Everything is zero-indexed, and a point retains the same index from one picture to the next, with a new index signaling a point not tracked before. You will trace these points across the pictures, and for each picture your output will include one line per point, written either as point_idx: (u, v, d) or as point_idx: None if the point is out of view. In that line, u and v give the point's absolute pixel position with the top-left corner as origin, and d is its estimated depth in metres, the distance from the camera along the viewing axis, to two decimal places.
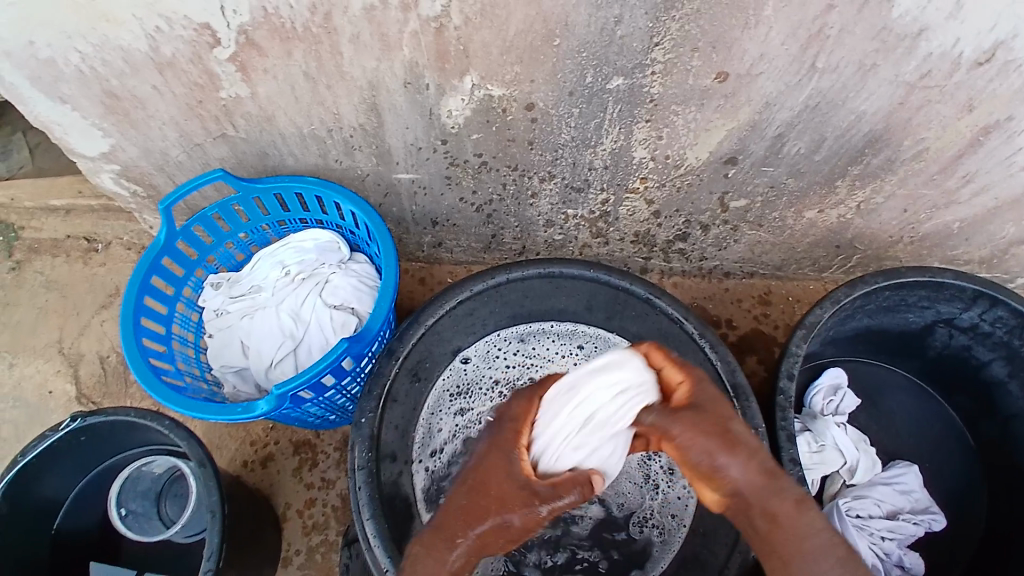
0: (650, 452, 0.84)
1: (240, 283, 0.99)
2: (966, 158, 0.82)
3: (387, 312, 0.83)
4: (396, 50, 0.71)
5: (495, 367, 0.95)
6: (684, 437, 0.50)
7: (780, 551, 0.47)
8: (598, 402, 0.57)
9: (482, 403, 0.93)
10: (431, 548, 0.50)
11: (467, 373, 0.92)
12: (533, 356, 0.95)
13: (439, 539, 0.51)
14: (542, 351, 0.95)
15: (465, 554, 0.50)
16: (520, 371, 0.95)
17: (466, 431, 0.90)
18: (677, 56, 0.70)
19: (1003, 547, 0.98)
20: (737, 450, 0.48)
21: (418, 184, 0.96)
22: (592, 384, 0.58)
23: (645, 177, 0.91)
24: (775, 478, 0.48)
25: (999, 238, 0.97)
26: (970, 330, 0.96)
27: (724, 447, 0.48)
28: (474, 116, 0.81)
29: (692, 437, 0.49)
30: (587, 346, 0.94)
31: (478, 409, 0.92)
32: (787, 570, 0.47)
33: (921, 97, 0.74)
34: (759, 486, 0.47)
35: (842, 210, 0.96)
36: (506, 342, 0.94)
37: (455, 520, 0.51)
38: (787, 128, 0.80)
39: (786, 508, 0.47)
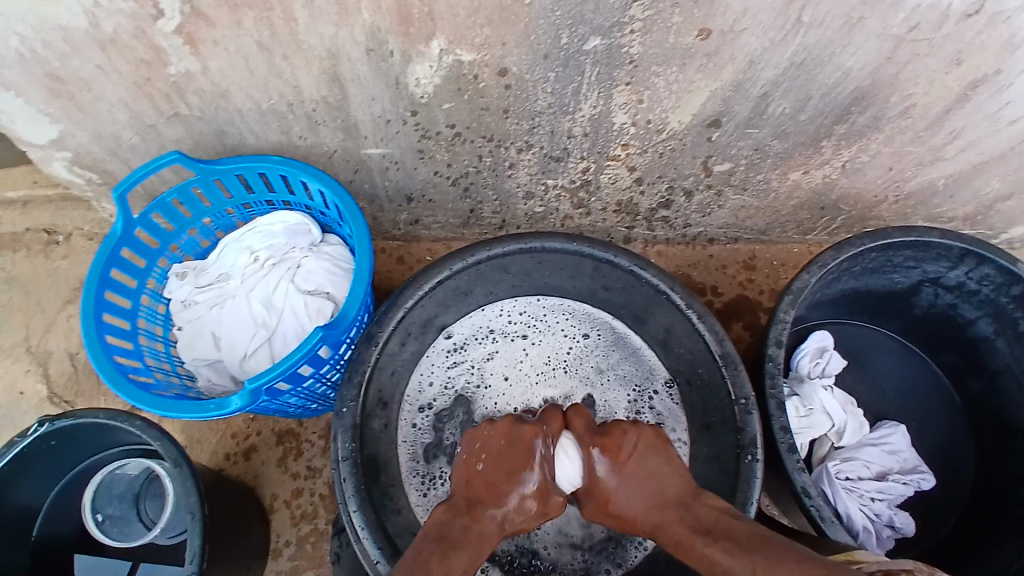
0: (636, 412, 0.87)
1: (207, 272, 0.94)
2: (953, 113, 0.80)
3: (363, 296, 0.78)
4: (355, 14, 0.66)
5: (498, 320, 0.92)
6: (615, 500, 0.60)
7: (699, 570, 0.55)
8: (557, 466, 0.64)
9: (481, 355, 0.91)
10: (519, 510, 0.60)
11: (461, 335, 0.91)
12: (540, 321, 0.92)
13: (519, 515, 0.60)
14: (551, 321, 0.93)
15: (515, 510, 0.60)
16: (523, 330, 0.92)
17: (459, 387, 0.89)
18: (656, 13, 0.65)
19: (991, 512, 0.98)
20: (631, 504, 0.60)
21: (389, 159, 0.91)
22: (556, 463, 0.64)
23: (626, 143, 0.86)
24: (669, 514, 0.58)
25: (985, 194, 0.96)
26: (956, 288, 0.96)
27: (637, 503, 0.60)
28: (444, 84, 0.76)
29: (623, 498, 0.60)
30: (594, 335, 0.91)
31: (475, 363, 0.90)
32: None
33: (909, 51, 0.71)
34: (657, 523, 0.58)
35: (827, 170, 0.93)
36: (513, 303, 0.92)
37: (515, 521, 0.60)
38: (772, 87, 0.76)
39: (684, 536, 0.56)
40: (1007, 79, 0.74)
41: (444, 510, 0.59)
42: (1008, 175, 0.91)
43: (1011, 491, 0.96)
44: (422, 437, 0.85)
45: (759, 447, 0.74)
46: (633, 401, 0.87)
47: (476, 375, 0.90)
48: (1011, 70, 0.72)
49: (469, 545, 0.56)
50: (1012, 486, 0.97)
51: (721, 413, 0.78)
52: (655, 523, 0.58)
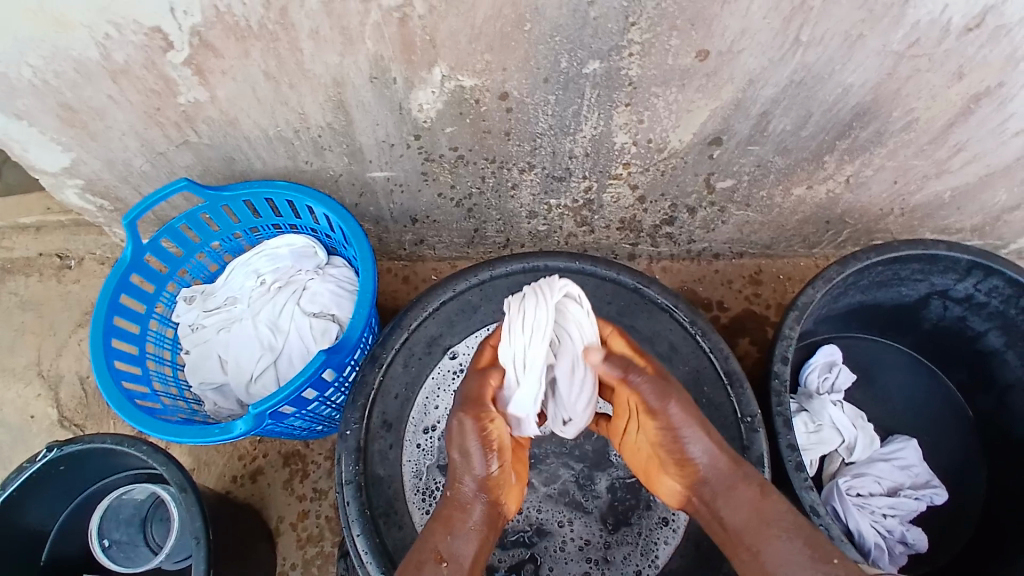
0: None
1: (214, 296, 0.95)
2: (957, 126, 0.80)
3: (366, 318, 0.78)
4: (358, 43, 0.67)
5: None
6: (678, 423, 0.59)
7: (746, 542, 0.57)
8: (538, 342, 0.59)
9: None
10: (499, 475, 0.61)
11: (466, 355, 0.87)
12: None
13: (500, 476, 0.61)
14: None
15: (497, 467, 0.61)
16: None
17: None
18: (655, 36, 0.65)
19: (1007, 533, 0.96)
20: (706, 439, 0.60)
21: (394, 181, 0.92)
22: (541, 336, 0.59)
23: (628, 162, 0.87)
24: (736, 466, 0.60)
25: (992, 206, 0.97)
26: (965, 301, 0.95)
27: (700, 438, 0.60)
28: (446, 109, 0.77)
29: (686, 421, 0.59)
30: None
31: None
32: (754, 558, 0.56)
33: (910, 67, 0.71)
34: (726, 471, 0.59)
35: (831, 185, 0.93)
36: None
37: (498, 482, 0.61)
38: (772, 105, 0.76)
39: (748, 490, 0.58)
40: (1010, 92, 0.74)
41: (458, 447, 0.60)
42: (1014, 187, 0.91)
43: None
44: (426, 459, 0.83)
45: (765, 468, 0.74)
46: None
47: None
48: (1013, 83, 0.73)
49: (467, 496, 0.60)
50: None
51: (728, 433, 0.77)
52: (719, 467, 0.59)
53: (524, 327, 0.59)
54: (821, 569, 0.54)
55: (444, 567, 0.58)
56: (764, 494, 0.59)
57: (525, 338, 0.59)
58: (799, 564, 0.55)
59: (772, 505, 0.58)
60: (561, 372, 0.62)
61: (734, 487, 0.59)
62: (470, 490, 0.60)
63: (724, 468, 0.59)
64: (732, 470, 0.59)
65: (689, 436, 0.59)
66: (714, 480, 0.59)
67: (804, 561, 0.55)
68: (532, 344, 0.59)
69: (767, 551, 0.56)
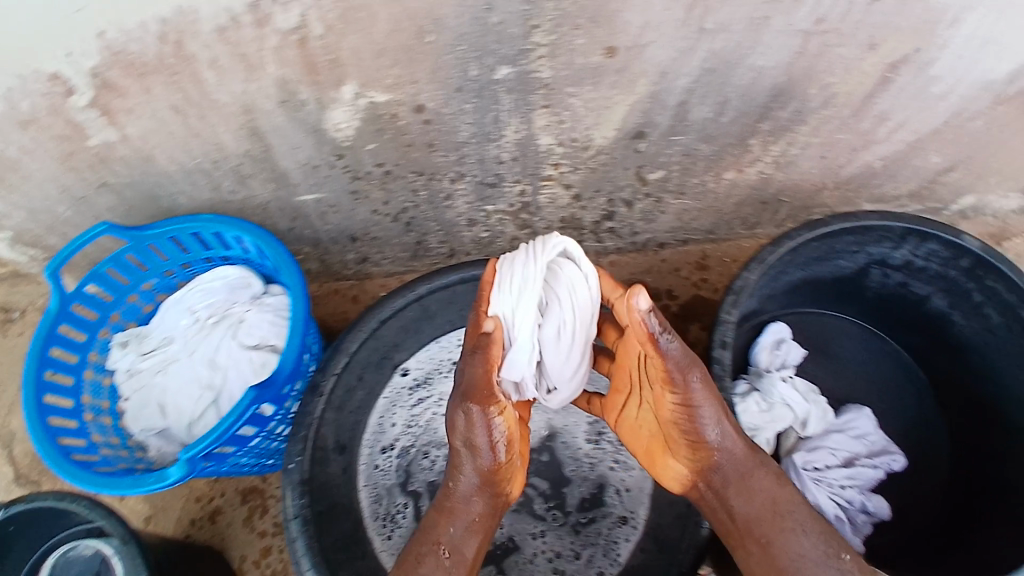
0: (600, 432, 0.89)
1: (150, 338, 0.93)
2: (878, 96, 0.81)
3: (300, 346, 0.76)
4: (261, 69, 0.66)
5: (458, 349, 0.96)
6: (701, 407, 0.62)
7: (755, 532, 0.62)
8: (530, 294, 0.65)
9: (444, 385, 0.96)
10: (508, 465, 0.66)
11: (417, 371, 0.94)
12: None
13: (506, 467, 0.66)
14: None
15: (504, 457, 0.64)
16: None
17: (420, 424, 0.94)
18: (560, 37, 0.65)
19: (973, 490, 0.99)
20: (726, 427, 0.63)
21: (325, 203, 0.91)
22: (532, 288, 0.65)
23: (557, 162, 0.87)
24: (752, 454, 0.64)
25: (926, 169, 1.00)
26: (904, 266, 0.97)
27: (720, 425, 0.63)
28: (364, 126, 0.76)
29: (708, 403, 0.62)
30: None
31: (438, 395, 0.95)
32: (763, 546, 0.62)
33: (820, 43, 0.71)
34: (742, 460, 0.63)
35: (760, 166, 0.93)
36: None
37: (505, 469, 0.65)
38: (688, 95, 0.76)
39: (760, 477, 0.64)
40: (927, 57, 0.76)
41: (462, 438, 0.64)
42: (944, 149, 0.95)
43: (987, 464, 0.98)
44: (386, 478, 0.91)
45: None
46: (593, 423, 0.89)
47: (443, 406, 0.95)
48: (929, 48, 0.74)
49: (474, 489, 0.65)
50: (988, 460, 0.98)
51: None
52: (735, 456, 0.63)
53: (514, 285, 0.66)
54: (834, 565, 0.60)
55: (446, 557, 0.64)
56: (777, 483, 0.64)
57: (518, 291, 0.65)
58: (807, 556, 0.60)
59: (788, 499, 0.63)
60: (555, 328, 0.66)
61: (746, 473, 0.63)
62: (475, 483, 0.65)
63: (741, 459, 0.63)
64: (747, 458, 0.64)
65: (710, 423, 0.63)
66: (727, 466, 0.64)
67: (815, 555, 0.60)
68: (521, 302, 0.65)
69: (777, 543, 0.61)
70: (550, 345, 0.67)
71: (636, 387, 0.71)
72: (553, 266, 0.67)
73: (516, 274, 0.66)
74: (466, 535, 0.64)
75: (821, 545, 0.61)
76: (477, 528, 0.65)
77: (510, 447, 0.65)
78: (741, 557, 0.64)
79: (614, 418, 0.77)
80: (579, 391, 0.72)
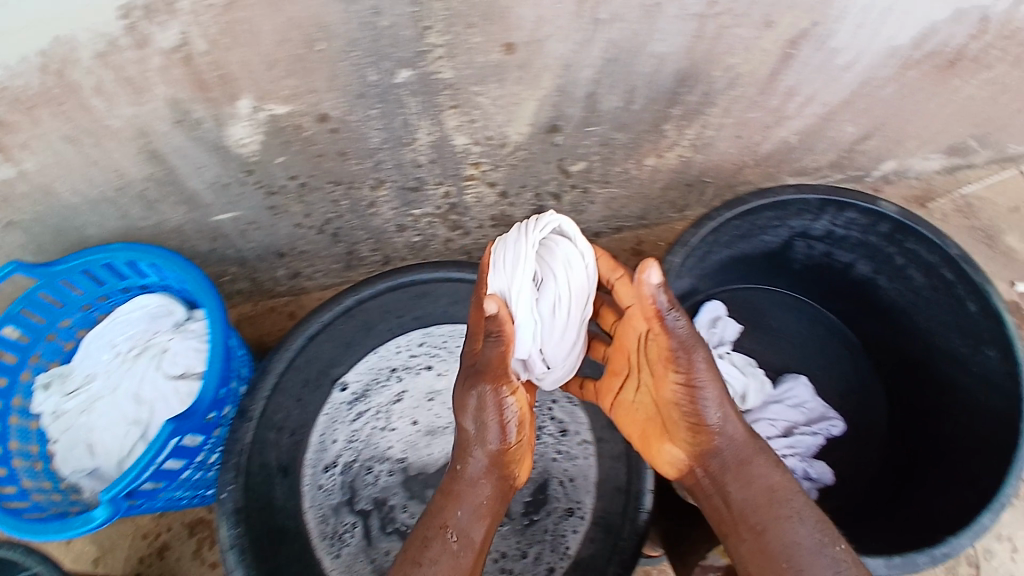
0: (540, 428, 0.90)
1: (73, 376, 0.89)
2: (783, 73, 0.82)
3: (219, 377, 0.74)
4: (149, 91, 0.64)
5: (397, 357, 0.95)
6: (705, 386, 0.62)
7: (750, 520, 0.62)
8: (526, 269, 0.63)
9: (382, 395, 0.96)
10: (518, 446, 0.65)
11: (357, 382, 0.92)
12: (438, 349, 0.96)
13: (516, 451, 0.65)
14: (452, 346, 0.96)
15: (514, 440, 0.64)
16: (420, 365, 0.97)
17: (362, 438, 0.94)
18: (454, 36, 0.65)
19: (912, 444, 1.03)
20: (727, 410, 0.64)
21: (243, 221, 0.88)
22: (528, 262, 0.63)
23: (476, 161, 0.86)
24: (753, 440, 0.65)
25: (842, 140, 1.03)
26: (825, 236, 1.00)
27: (722, 408, 0.64)
28: (268, 140, 0.74)
29: (712, 383, 0.63)
30: None
31: (378, 407, 0.95)
32: (758, 535, 0.61)
33: (716, 26, 0.72)
34: (741, 444, 0.64)
35: (679, 150, 0.95)
36: (410, 338, 0.93)
37: (515, 452, 0.65)
38: (594, 85, 0.77)
39: (759, 463, 0.64)
40: (826, 30, 0.77)
41: (470, 417, 0.64)
42: (856, 118, 0.98)
43: (920, 420, 1.03)
44: (331, 497, 0.90)
45: None
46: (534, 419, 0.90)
47: (382, 418, 0.96)
48: (825, 22, 0.76)
49: (482, 470, 0.65)
50: (920, 416, 1.03)
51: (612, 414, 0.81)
52: (736, 439, 0.64)
53: (508, 263, 0.63)
54: (830, 555, 0.59)
55: (453, 542, 0.63)
56: (776, 472, 0.64)
57: (514, 268, 0.63)
58: (802, 545, 0.60)
59: (784, 490, 0.63)
60: (557, 301, 0.64)
61: (746, 457, 0.64)
62: (483, 465, 0.65)
63: (741, 443, 0.64)
64: (748, 443, 0.64)
65: (713, 406, 0.63)
66: (727, 450, 0.64)
67: (809, 543, 0.60)
68: (516, 279, 0.63)
69: (770, 533, 0.61)
70: (554, 321, 0.65)
71: (633, 372, 0.70)
72: (545, 242, 0.65)
73: (510, 251, 0.64)
74: (474, 518, 0.64)
75: (817, 535, 0.60)
76: (484, 512, 0.65)
77: (520, 428, 0.65)
78: (733, 548, 0.63)
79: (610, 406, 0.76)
80: (573, 370, 0.71)
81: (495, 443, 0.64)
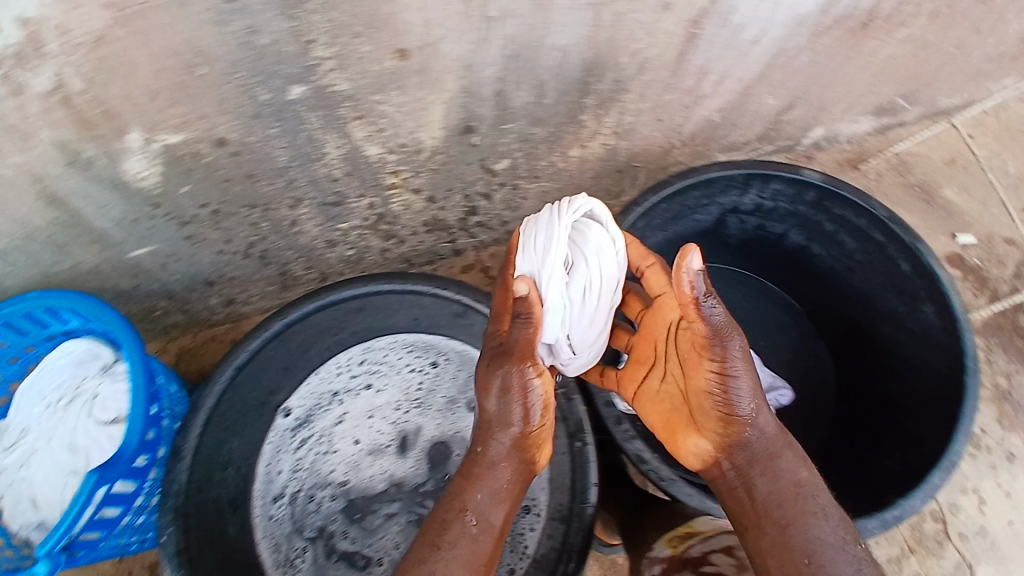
0: None
1: (7, 431, 0.85)
2: (690, 53, 0.82)
3: (140, 420, 0.75)
4: (30, 136, 0.61)
5: (338, 377, 0.91)
6: (739, 377, 0.63)
7: (774, 514, 0.62)
8: (558, 251, 0.64)
9: (327, 417, 0.91)
10: (541, 428, 0.66)
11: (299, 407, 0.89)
12: (382, 363, 0.93)
13: (537, 433, 0.66)
14: (394, 359, 0.93)
15: (537, 422, 0.65)
16: (364, 381, 0.93)
17: (309, 465, 0.89)
18: (342, 47, 0.63)
19: (865, 403, 1.03)
20: (759, 403, 0.64)
21: (162, 254, 0.86)
22: (559, 244, 0.65)
23: (395, 170, 0.85)
24: (781, 435, 0.65)
25: (764, 112, 1.03)
26: (755, 211, 1.00)
27: (754, 403, 0.64)
28: (169, 171, 0.71)
29: (746, 375, 0.63)
30: (440, 362, 0.93)
31: (324, 430, 0.90)
32: (782, 530, 0.61)
33: (612, 13, 0.71)
34: (771, 437, 0.65)
35: (602, 138, 0.94)
36: (349, 355, 0.91)
37: (537, 435, 0.66)
38: (501, 83, 0.76)
39: (786, 458, 0.64)
40: (725, 8, 0.77)
41: (497, 399, 0.63)
42: (775, 90, 0.98)
43: (868, 381, 1.04)
44: (282, 527, 0.86)
45: (587, 431, 0.78)
46: None
47: (327, 442, 0.91)
48: None
49: (504, 452, 0.64)
50: (869, 377, 1.04)
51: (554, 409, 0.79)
52: (764, 433, 0.65)
53: (540, 244, 0.65)
54: (856, 553, 0.60)
55: (472, 525, 0.62)
56: (803, 469, 0.65)
57: (546, 249, 0.65)
58: (826, 542, 0.60)
59: (808, 486, 0.63)
60: (584, 285, 0.66)
61: (774, 451, 0.64)
62: (505, 447, 0.64)
63: (770, 437, 0.65)
64: (776, 437, 0.65)
65: (746, 398, 0.64)
66: (755, 443, 0.65)
67: (833, 540, 0.60)
68: (548, 261, 0.64)
69: (795, 527, 0.61)
70: (580, 304, 0.67)
71: (662, 362, 0.73)
72: (577, 226, 0.67)
73: (541, 233, 0.66)
74: (494, 501, 0.63)
75: (841, 533, 0.60)
76: (505, 495, 0.64)
77: (543, 409, 0.65)
78: (752, 544, 0.63)
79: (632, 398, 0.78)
80: (597, 358, 0.73)
81: (517, 425, 0.64)
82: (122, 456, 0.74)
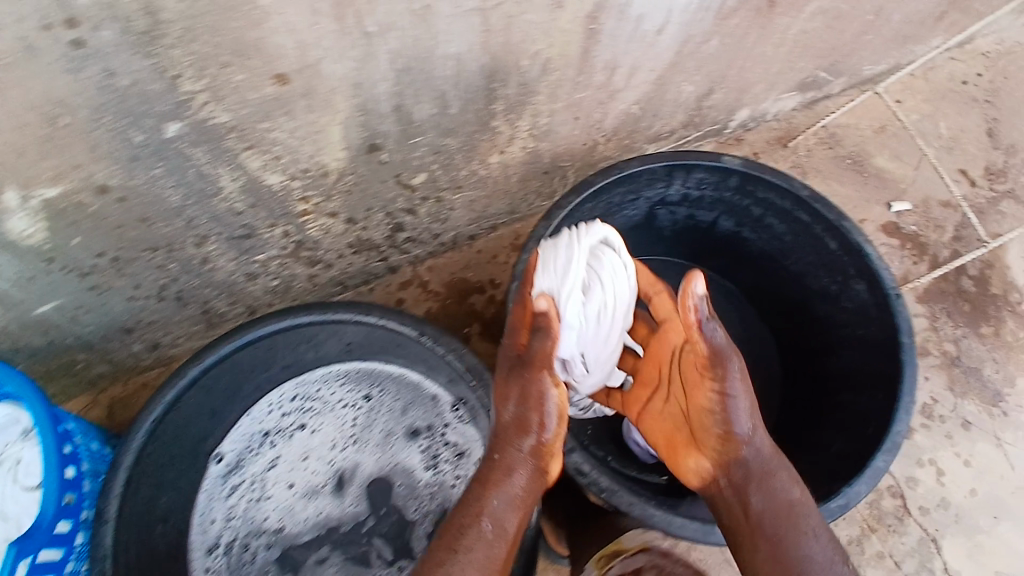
0: (434, 460, 0.88)
1: None
2: (594, 49, 0.80)
3: (54, 489, 0.71)
4: None
5: (270, 418, 0.89)
6: (738, 393, 0.62)
7: (768, 531, 0.61)
8: (579, 272, 0.69)
9: (259, 463, 0.88)
10: (558, 437, 0.62)
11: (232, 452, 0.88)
12: (315, 399, 0.90)
13: (555, 444, 0.62)
14: (328, 395, 0.91)
15: (554, 431, 0.61)
16: (296, 420, 0.90)
17: (242, 513, 0.86)
18: (214, 78, 0.59)
19: (812, 383, 1.02)
20: (757, 422, 0.64)
21: (67, 308, 0.81)
22: (579, 266, 0.69)
23: (304, 196, 0.81)
24: (778, 453, 0.64)
25: (684, 99, 1.02)
26: (683, 201, 0.99)
27: (751, 421, 0.64)
28: (54, 224, 0.67)
29: (746, 393, 0.63)
30: (373, 394, 0.90)
31: (257, 475, 0.87)
32: (775, 546, 0.60)
33: (502, 15, 0.68)
34: (768, 456, 0.63)
35: (519, 142, 0.92)
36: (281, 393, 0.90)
37: (554, 444, 0.62)
38: (398, 97, 0.73)
39: (783, 477, 0.63)
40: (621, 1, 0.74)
41: (514, 405, 0.61)
42: (691, 77, 0.97)
43: (812, 359, 1.03)
44: None
45: None
46: (427, 448, 0.88)
47: (258, 488, 0.87)
48: None
49: (521, 459, 0.60)
50: (812, 355, 1.03)
51: None
52: (762, 451, 0.63)
53: (560, 264, 0.69)
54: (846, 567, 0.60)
55: (489, 531, 0.58)
56: (799, 487, 0.64)
57: (564, 270, 0.68)
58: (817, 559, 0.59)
59: (800, 499, 0.62)
60: (598, 306, 0.70)
61: (770, 469, 0.63)
62: (522, 453, 0.60)
63: (767, 455, 0.63)
64: (772, 456, 0.64)
65: (745, 415, 0.63)
66: (752, 461, 0.63)
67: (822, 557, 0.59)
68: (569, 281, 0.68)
69: (788, 545, 0.60)
70: (595, 323, 0.71)
71: (666, 380, 0.74)
72: (594, 251, 0.72)
73: (561, 255, 0.70)
74: (510, 508, 0.58)
75: (830, 551, 0.60)
76: (522, 504, 0.59)
77: (560, 418, 0.62)
78: (745, 562, 0.62)
79: (636, 413, 0.80)
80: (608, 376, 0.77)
81: (536, 432, 0.60)
82: (41, 525, 0.71)
